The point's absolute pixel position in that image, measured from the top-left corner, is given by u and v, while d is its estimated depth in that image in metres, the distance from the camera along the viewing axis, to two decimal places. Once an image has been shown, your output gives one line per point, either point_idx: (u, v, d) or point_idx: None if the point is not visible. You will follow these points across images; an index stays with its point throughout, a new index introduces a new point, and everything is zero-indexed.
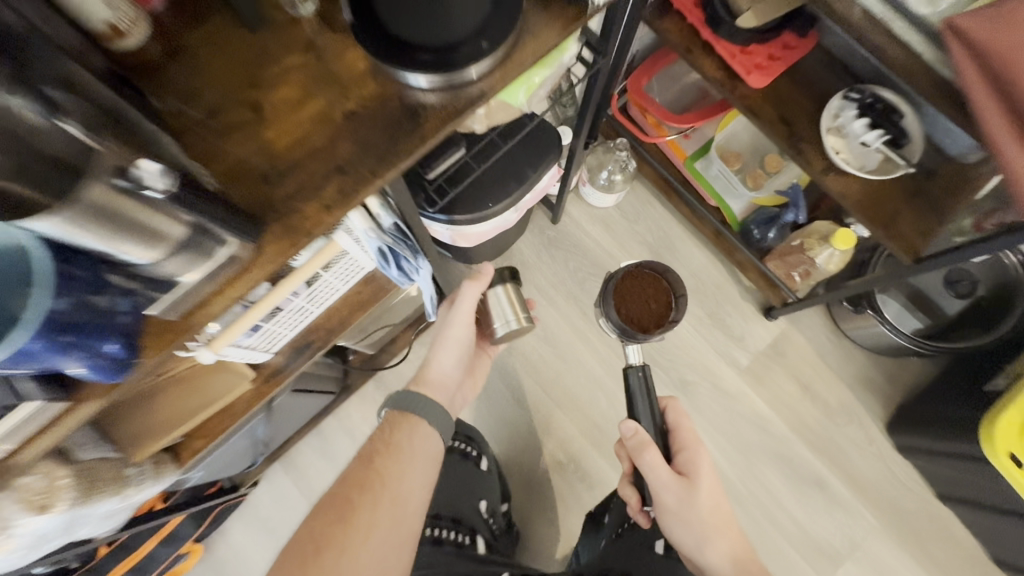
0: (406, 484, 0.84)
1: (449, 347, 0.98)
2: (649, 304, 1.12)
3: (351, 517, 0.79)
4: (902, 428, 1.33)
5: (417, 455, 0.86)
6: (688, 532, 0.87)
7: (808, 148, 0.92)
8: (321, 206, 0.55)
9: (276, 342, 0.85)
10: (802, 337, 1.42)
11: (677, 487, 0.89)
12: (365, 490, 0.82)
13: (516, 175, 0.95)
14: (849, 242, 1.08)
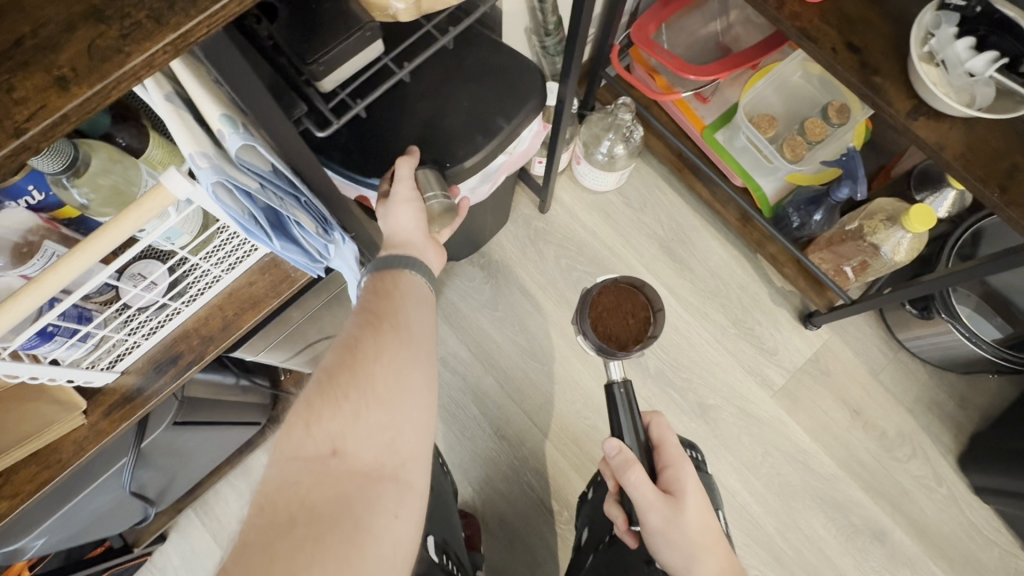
0: (412, 317, 0.55)
1: (402, 221, 0.60)
2: (625, 320, 0.85)
3: (346, 367, 0.49)
4: (982, 465, 1.05)
5: (419, 296, 0.57)
6: (677, 559, 0.62)
7: (886, 83, 0.67)
8: (58, 79, 0.29)
9: (126, 356, 0.58)
10: (849, 351, 1.15)
11: (661, 503, 0.63)
12: (360, 310, 0.54)
13: (483, 126, 0.69)
14: (928, 221, 0.81)
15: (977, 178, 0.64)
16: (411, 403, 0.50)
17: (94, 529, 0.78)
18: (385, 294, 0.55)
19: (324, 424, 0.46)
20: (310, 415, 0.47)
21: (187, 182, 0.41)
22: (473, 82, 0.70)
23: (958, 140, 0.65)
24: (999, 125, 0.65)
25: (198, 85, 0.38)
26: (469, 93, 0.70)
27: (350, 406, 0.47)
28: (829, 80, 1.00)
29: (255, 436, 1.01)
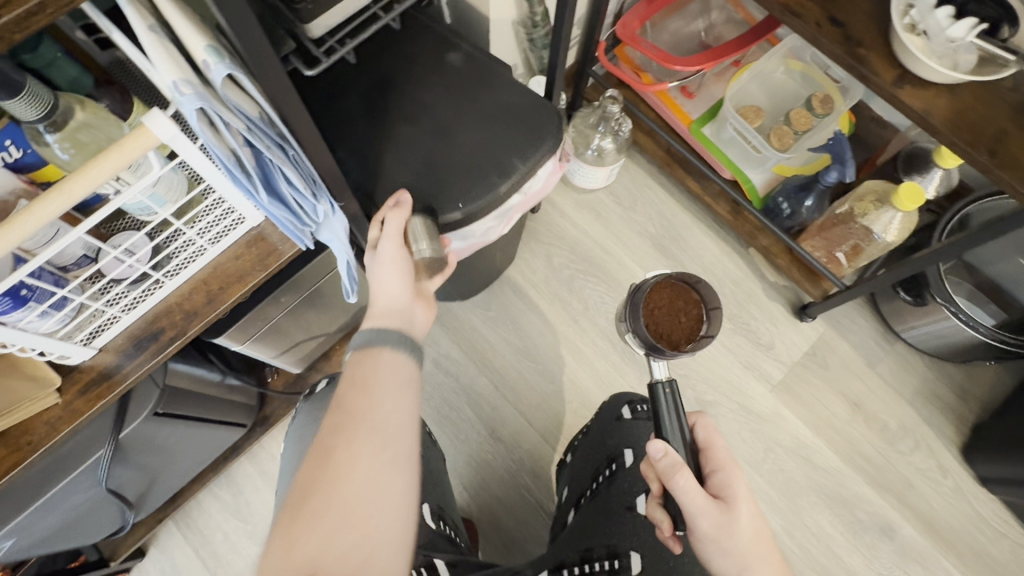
0: (382, 408, 0.51)
1: (383, 269, 0.61)
2: (678, 318, 0.83)
3: (320, 481, 0.48)
4: (986, 454, 1.03)
5: (391, 386, 0.53)
6: (729, 570, 0.56)
7: (870, 55, 0.68)
8: None
9: (105, 331, 0.55)
10: (846, 344, 1.14)
11: (713, 508, 0.57)
12: (337, 409, 0.52)
13: (501, 162, 0.70)
14: (916, 199, 0.82)
15: (965, 141, 0.64)
16: (388, 510, 0.48)
17: (69, 533, 0.74)
18: (360, 380, 0.53)
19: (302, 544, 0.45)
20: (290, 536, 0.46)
21: (171, 124, 0.41)
22: (486, 121, 0.71)
23: (944, 106, 0.66)
24: (984, 92, 0.66)
25: (179, 14, 0.38)
26: (485, 129, 0.71)
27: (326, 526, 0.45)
28: (810, 74, 1.01)
29: (241, 440, 0.97)
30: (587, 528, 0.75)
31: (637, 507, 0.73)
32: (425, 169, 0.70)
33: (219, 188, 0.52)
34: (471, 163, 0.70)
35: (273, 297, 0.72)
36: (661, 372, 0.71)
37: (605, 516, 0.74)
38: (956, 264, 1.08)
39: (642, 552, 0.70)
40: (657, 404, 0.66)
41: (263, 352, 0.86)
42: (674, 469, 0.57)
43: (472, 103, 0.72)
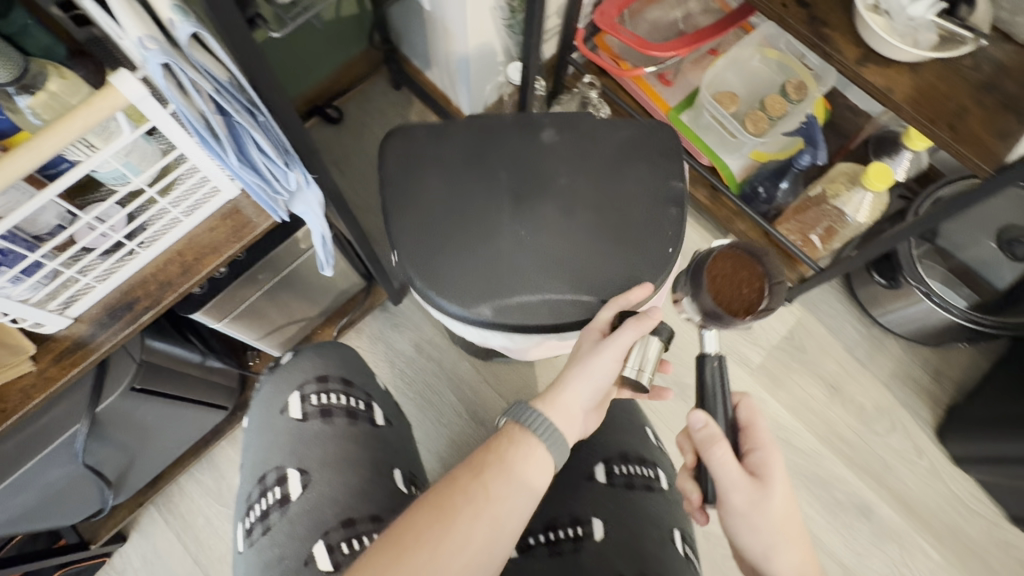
0: (509, 505, 0.50)
1: (590, 373, 0.56)
2: (738, 289, 0.62)
3: (424, 537, 0.46)
4: (959, 433, 1.05)
5: (528, 487, 0.51)
6: (756, 545, 0.55)
7: (835, 34, 0.70)
8: None
9: (80, 300, 0.56)
10: (823, 328, 1.16)
11: (747, 484, 0.54)
12: (463, 480, 0.51)
13: (607, 248, 0.70)
14: (885, 179, 0.84)
15: (926, 117, 0.66)
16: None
17: (48, 510, 0.74)
18: (501, 468, 0.51)
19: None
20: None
21: (140, 85, 0.42)
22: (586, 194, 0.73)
23: (906, 83, 0.67)
24: (944, 69, 0.68)
25: None
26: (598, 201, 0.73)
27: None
28: (787, 63, 1.03)
29: (223, 424, 0.98)
30: (551, 499, 0.74)
31: (595, 477, 0.74)
32: (547, 258, 0.70)
33: (191, 156, 0.53)
34: (535, 267, 0.69)
35: (251, 273, 0.73)
36: (708, 343, 0.61)
37: (567, 489, 0.74)
38: (930, 248, 1.10)
39: (604, 518, 0.70)
40: (700, 378, 0.60)
41: (246, 334, 0.87)
42: (713, 443, 0.54)
43: (576, 216, 0.72)
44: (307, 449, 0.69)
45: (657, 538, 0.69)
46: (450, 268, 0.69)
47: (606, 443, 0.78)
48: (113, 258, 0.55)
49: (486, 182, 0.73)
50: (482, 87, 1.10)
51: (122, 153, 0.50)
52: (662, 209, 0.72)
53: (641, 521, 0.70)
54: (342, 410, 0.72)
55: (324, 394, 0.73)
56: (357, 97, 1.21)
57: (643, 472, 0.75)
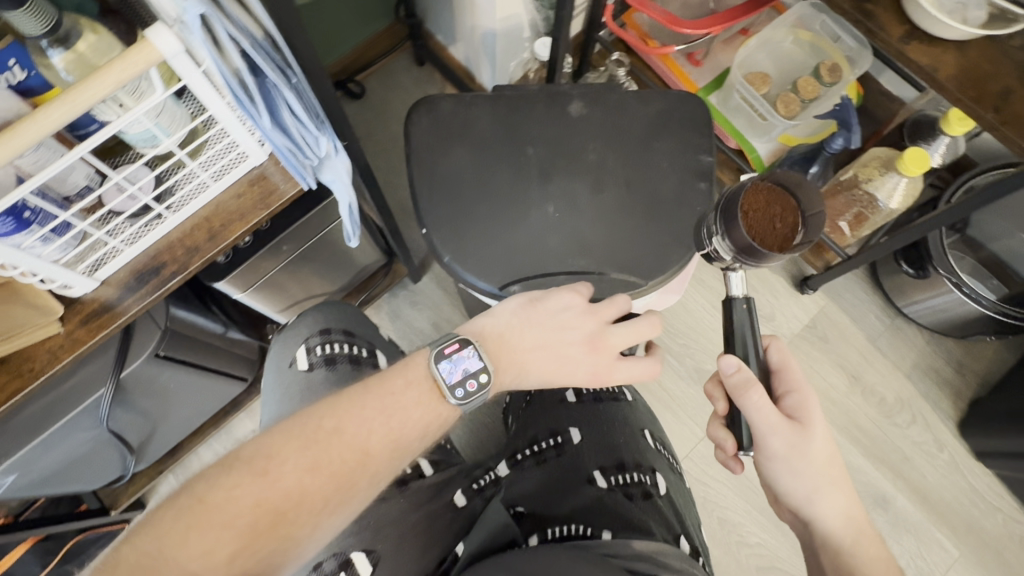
0: (402, 454, 0.50)
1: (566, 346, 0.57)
2: (772, 223, 0.55)
3: (317, 498, 0.46)
4: (982, 427, 1.04)
5: (419, 433, 0.51)
6: (800, 489, 0.56)
7: (878, 11, 0.68)
8: None
9: (107, 263, 0.56)
10: (846, 318, 1.14)
11: (786, 427, 0.55)
12: (367, 457, 0.48)
13: (633, 229, 0.69)
14: (922, 163, 0.82)
15: (972, 97, 0.64)
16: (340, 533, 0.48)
17: (71, 473, 0.75)
18: (401, 452, 0.50)
19: (241, 564, 0.42)
20: (232, 545, 0.42)
21: (176, 41, 0.41)
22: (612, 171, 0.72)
23: (951, 62, 0.65)
24: (991, 48, 0.65)
25: None
26: (619, 178, 0.71)
27: (271, 562, 0.43)
28: (820, 44, 1.00)
29: (242, 396, 0.98)
30: (534, 420, 0.93)
31: (567, 400, 0.94)
32: (560, 233, 0.69)
33: (222, 118, 0.52)
34: (562, 247, 0.69)
35: (274, 244, 0.72)
36: (735, 286, 0.59)
37: (544, 412, 0.94)
38: (959, 239, 1.08)
39: (580, 429, 0.89)
40: (728, 321, 0.60)
41: (266, 306, 0.87)
42: (746, 389, 0.54)
43: (605, 194, 0.70)
44: (315, 395, 0.76)
45: (627, 436, 0.89)
46: (476, 247, 0.68)
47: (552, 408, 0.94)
48: (141, 221, 0.55)
49: (514, 162, 0.71)
50: (507, 63, 1.09)
51: (152, 113, 0.49)
52: (691, 185, 0.71)
53: (611, 427, 0.90)
54: (345, 357, 0.79)
55: (327, 344, 0.79)
56: (380, 72, 1.19)
57: (609, 390, 0.96)
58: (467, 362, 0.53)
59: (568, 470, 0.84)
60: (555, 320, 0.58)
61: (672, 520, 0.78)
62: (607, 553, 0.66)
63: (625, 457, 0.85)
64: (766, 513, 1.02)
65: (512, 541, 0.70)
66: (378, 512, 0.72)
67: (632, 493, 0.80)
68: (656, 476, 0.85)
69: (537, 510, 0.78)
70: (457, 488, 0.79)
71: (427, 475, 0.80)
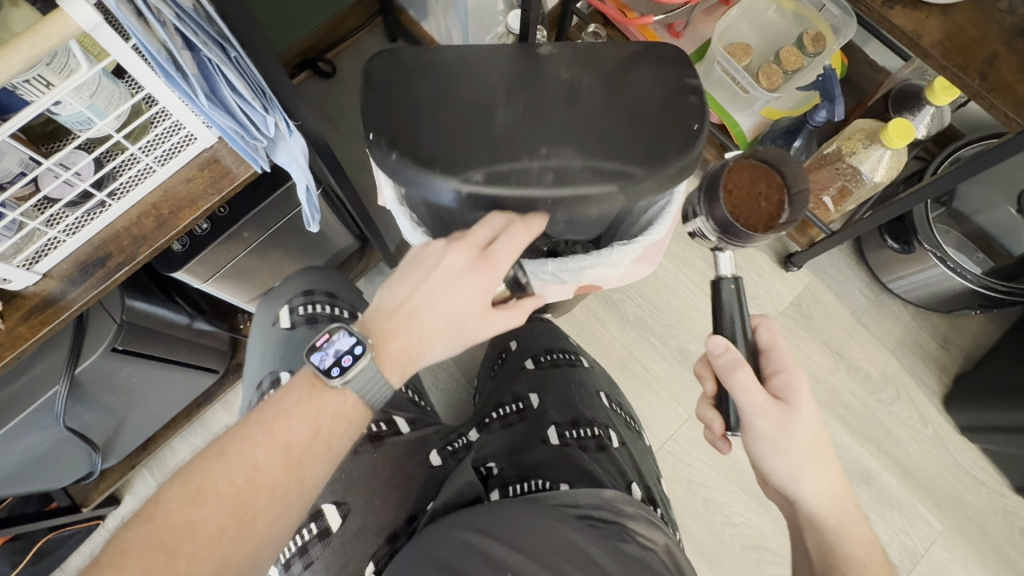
0: (307, 465, 0.48)
1: (443, 287, 0.54)
2: (755, 201, 0.67)
3: (209, 528, 0.44)
4: (966, 401, 1.03)
5: (322, 440, 0.49)
6: (784, 471, 0.55)
7: None
8: None
9: (48, 254, 0.53)
10: (831, 294, 1.12)
11: (771, 407, 0.55)
12: (259, 470, 0.47)
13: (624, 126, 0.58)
14: (906, 134, 0.80)
15: (957, 65, 0.62)
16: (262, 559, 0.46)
17: (33, 472, 0.73)
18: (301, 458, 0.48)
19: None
20: None
21: (95, 12, 0.38)
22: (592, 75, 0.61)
23: (936, 28, 0.63)
24: (976, 12, 0.63)
25: None
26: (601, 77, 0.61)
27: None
28: (802, 12, 0.97)
29: (214, 387, 0.95)
30: (499, 386, 0.93)
31: (526, 366, 0.94)
32: (545, 127, 0.57)
33: (160, 97, 0.48)
34: (543, 139, 0.57)
35: (235, 229, 0.69)
36: (723, 265, 0.63)
37: (507, 379, 0.93)
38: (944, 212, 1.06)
39: (538, 392, 0.89)
40: (717, 301, 0.62)
41: (233, 296, 0.84)
42: (733, 369, 0.55)
43: (586, 96, 0.60)
44: (291, 349, 0.74)
45: (584, 395, 0.89)
46: (455, 143, 0.56)
47: (528, 348, 0.97)
48: (81, 209, 0.51)
49: (474, 70, 0.61)
50: (480, 37, 1.05)
51: (84, 92, 0.46)
52: (679, 98, 0.60)
53: (569, 387, 0.90)
54: (326, 315, 0.77)
55: (308, 304, 0.77)
56: (350, 49, 1.15)
57: (567, 355, 0.96)
58: (336, 338, 0.51)
59: (531, 429, 0.83)
60: (461, 301, 0.54)
61: (627, 469, 0.79)
62: (564, 505, 0.66)
63: (581, 414, 0.86)
64: (750, 493, 1.02)
65: (477, 498, 0.70)
66: (350, 466, 0.73)
67: (587, 443, 0.81)
68: (610, 430, 0.85)
69: (504, 469, 0.76)
70: (431, 447, 0.81)
71: (402, 431, 0.80)
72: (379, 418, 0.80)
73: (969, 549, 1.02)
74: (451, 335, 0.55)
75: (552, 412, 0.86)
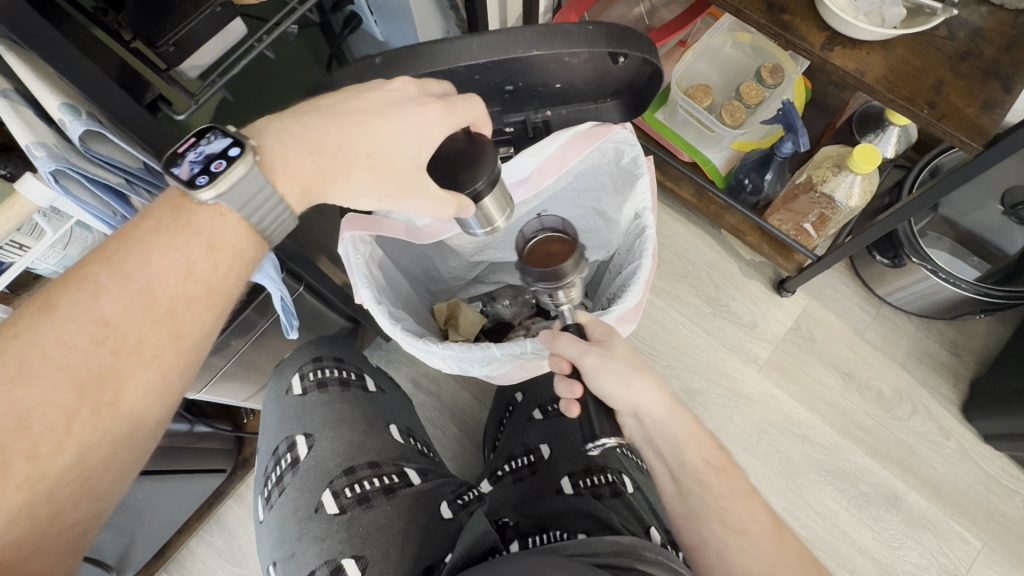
0: (179, 314, 0.44)
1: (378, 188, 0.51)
2: (550, 251, 0.73)
3: (57, 400, 0.40)
4: (982, 408, 1.00)
5: (189, 276, 0.44)
6: (620, 394, 0.59)
7: (796, 21, 0.66)
8: None
9: None
10: (830, 314, 1.11)
11: (592, 347, 0.59)
12: (116, 324, 0.42)
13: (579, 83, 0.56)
14: (873, 159, 0.80)
15: (903, 97, 0.62)
16: (148, 417, 0.44)
17: None
18: (171, 303, 0.43)
19: None
20: None
21: (46, 188, 0.38)
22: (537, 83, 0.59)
23: (877, 64, 0.64)
24: (916, 44, 0.64)
25: (33, 74, 0.37)
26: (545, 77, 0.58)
27: (36, 513, 0.39)
28: (759, 44, 0.99)
29: (223, 485, 0.96)
30: (509, 440, 0.88)
31: (534, 417, 0.89)
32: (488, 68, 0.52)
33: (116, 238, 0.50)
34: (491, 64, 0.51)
35: (222, 340, 0.73)
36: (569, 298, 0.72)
37: (517, 430, 0.89)
38: (933, 219, 1.03)
39: (550, 443, 0.84)
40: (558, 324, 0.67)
41: (231, 397, 0.85)
42: (552, 339, 0.60)
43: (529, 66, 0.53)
44: (309, 415, 0.77)
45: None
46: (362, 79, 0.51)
47: (538, 394, 0.92)
48: None
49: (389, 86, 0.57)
50: None
51: (58, 247, 0.48)
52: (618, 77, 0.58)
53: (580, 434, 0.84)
54: (336, 379, 0.80)
55: (318, 369, 0.80)
56: None
57: None
58: (207, 142, 0.42)
59: (542, 483, 0.78)
60: (403, 144, 0.49)
61: (643, 514, 0.72)
62: (582, 553, 0.57)
63: (594, 460, 0.80)
64: None
65: (495, 547, 0.64)
66: (364, 520, 0.68)
67: (601, 491, 0.75)
68: (624, 475, 0.78)
69: (519, 521, 0.73)
70: (442, 499, 0.74)
71: (414, 483, 0.73)
72: (391, 470, 0.74)
73: (1011, 563, 0.98)
74: (376, 168, 0.49)
75: (565, 462, 0.81)
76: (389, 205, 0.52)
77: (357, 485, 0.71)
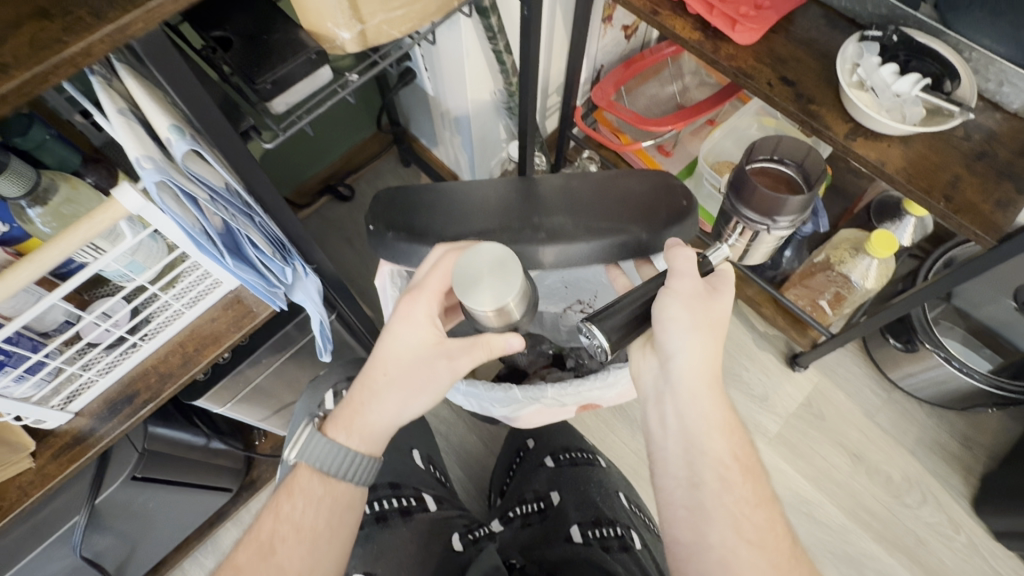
0: (287, 552, 0.54)
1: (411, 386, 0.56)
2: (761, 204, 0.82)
3: None
4: (993, 504, 0.99)
5: (295, 521, 0.56)
6: (678, 341, 0.55)
7: (822, 111, 0.71)
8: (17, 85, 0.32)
9: (81, 395, 0.58)
10: (842, 394, 1.12)
11: (703, 285, 0.55)
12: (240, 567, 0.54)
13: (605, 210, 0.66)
14: (891, 246, 0.83)
15: (921, 189, 0.66)
16: None
17: None
18: (274, 541, 0.55)
19: None
20: None
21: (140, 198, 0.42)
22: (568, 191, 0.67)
23: (899, 157, 0.68)
24: (934, 141, 0.69)
25: (149, 96, 0.42)
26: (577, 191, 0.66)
27: None
28: (783, 128, 1.04)
29: (227, 505, 0.97)
30: (520, 485, 0.88)
31: (546, 464, 0.89)
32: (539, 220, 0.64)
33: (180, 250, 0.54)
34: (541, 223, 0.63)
35: (256, 354, 0.74)
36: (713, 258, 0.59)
37: (528, 474, 0.89)
38: (946, 308, 1.06)
39: (560, 490, 0.84)
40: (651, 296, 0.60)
41: (248, 416, 0.85)
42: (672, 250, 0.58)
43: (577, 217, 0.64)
44: None
45: (607, 495, 0.83)
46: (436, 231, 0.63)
47: (551, 441, 0.93)
48: (116, 351, 0.57)
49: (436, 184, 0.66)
50: (485, 162, 1.13)
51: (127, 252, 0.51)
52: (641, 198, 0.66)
53: (591, 485, 0.84)
54: None
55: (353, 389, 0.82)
56: (368, 173, 1.22)
57: (583, 454, 0.89)
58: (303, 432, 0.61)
59: (551, 530, 0.78)
60: (410, 340, 0.56)
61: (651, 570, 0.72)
62: None
63: (604, 514, 0.79)
64: None
65: None
66: (381, 538, 0.70)
67: (610, 544, 0.74)
68: (632, 531, 0.77)
69: (525, 564, 0.74)
70: (454, 531, 0.74)
71: (431, 509, 0.76)
72: (411, 492, 0.77)
73: None
74: (396, 378, 0.56)
75: (574, 511, 0.81)
76: (429, 400, 0.57)
77: (377, 502, 0.74)
